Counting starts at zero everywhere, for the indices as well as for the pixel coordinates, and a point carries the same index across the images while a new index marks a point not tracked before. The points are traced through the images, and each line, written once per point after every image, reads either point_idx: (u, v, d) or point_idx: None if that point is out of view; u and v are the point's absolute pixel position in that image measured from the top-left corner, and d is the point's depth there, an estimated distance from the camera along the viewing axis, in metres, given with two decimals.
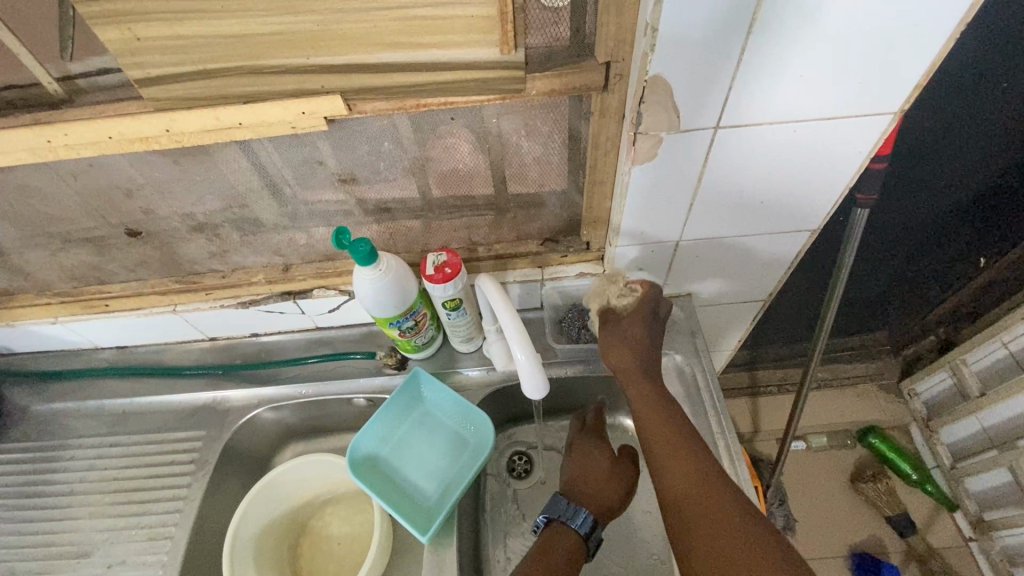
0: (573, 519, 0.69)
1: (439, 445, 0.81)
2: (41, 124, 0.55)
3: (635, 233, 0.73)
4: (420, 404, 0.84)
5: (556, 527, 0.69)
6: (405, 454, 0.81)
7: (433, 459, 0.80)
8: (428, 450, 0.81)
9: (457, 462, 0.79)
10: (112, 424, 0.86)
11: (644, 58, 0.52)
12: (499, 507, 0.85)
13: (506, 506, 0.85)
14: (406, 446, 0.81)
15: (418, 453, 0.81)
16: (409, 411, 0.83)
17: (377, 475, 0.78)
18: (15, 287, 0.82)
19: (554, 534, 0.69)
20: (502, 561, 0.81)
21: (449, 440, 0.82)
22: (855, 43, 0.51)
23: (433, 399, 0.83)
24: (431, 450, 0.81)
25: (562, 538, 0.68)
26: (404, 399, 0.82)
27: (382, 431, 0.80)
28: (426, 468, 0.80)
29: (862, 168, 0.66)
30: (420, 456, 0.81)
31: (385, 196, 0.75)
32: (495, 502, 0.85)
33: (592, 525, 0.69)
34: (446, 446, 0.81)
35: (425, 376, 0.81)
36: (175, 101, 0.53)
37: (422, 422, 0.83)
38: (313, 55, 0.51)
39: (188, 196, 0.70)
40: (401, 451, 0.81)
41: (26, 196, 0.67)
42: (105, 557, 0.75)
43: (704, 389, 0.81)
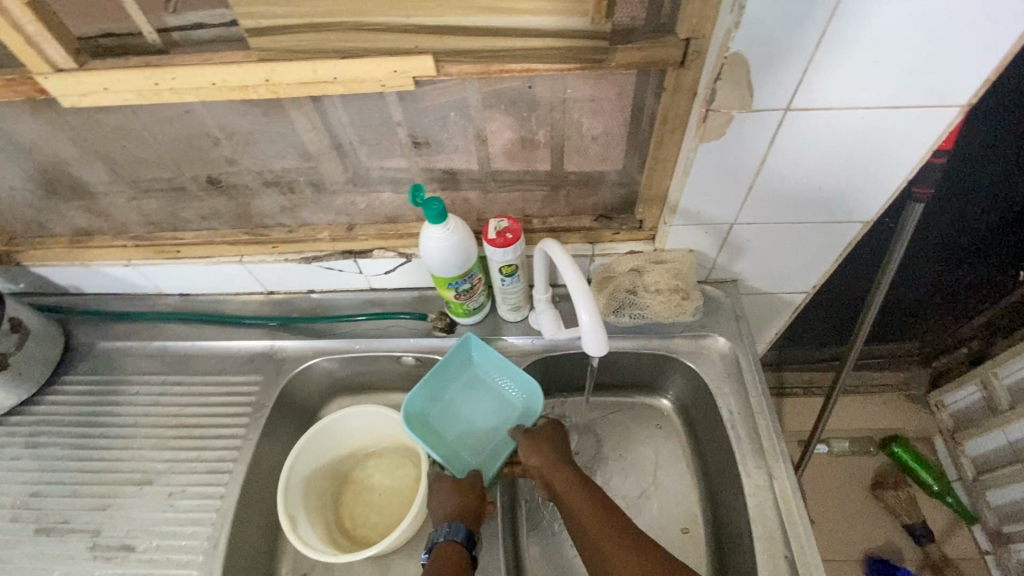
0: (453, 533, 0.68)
1: (489, 408, 0.84)
2: (152, 67, 0.59)
3: (690, 212, 0.75)
4: (468, 368, 0.86)
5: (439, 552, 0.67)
6: (456, 413, 0.84)
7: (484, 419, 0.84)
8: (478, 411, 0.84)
9: (508, 425, 0.83)
10: (174, 365, 0.91)
11: (726, 35, 0.54)
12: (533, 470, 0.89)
13: None
14: (457, 407, 0.84)
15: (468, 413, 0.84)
16: (458, 374, 0.85)
17: (428, 432, 0.81)
18: (95, 228, 0.87)
19: (444, 556, 0.66)
20: (534, 521, 0.84)
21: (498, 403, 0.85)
22: (934, 32, 0.53)
23: (482, 364, 0.86)
24: (481, 411, 0.84)
25: (455, 556, 0.66)
26: (455, 364, 0.84)
27: (433, 394, 0.83)
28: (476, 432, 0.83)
29: (921, 162, 0.67)
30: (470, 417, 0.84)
31: (452, 164, 0.78)
32: None
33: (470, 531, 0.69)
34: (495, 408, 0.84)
35: (475, 342, 0.84)
36: (279, 52, 0.57)
37: (473, 385, 0.86)
38: (414, 15, 0.54)
39: (269, 149, 0.74)
40: (451, 413, 0.84)
41: (122, 137, 0.72)
42: (165, 487, 0.80)
43: (746, 371, 0.83)
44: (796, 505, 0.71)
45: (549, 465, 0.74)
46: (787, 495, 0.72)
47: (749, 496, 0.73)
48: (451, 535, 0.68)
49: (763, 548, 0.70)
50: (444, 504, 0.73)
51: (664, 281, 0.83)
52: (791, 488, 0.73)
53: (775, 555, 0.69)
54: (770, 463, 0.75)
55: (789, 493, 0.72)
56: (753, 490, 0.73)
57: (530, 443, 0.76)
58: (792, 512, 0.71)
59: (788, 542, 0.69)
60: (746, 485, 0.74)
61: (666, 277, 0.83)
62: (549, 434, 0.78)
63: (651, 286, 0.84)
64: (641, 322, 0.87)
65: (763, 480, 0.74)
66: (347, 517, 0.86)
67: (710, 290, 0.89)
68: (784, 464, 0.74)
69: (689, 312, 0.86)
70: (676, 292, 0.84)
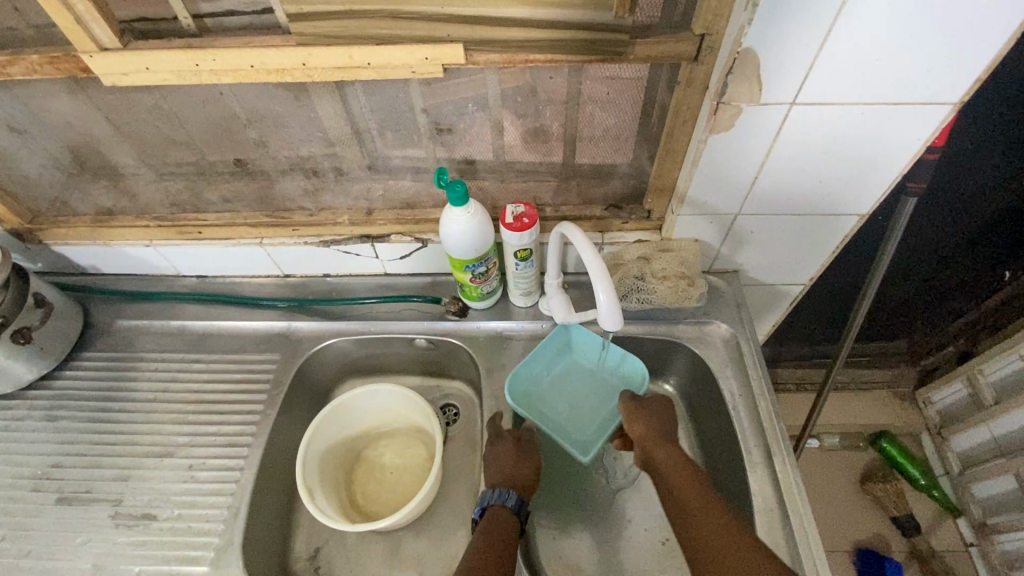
0: (505, 499, 0.71)
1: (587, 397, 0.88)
2: (193, 48, 0.62)
3: (698, 203, 0.79)
4: (570, 352, 0.91)
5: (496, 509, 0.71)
6: (558, 402, 0.88)
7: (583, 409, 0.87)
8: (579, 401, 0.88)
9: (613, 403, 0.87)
10: (192, 343, 0.93)
11: (740, 31, 0.58)
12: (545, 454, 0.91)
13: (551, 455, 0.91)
14: (560, 389, 0.89)
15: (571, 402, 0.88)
16: (560, 357, 0.90)
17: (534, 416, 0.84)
18: (119, 208, 0.89)
19: (495, 517, 0.70)
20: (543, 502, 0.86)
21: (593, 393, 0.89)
22: (930, 33, 0.57)
23: (581, 346, 0.90)
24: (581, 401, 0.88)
25: (505, 519, 0.70)
26: (557, 345, 0.89)
27: (535, 373, 0.87)
28: (580, 411, 0.87)
29: (915, 158, 0.72)
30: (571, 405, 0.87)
31: (472, 152, 0.82)
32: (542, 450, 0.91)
33: (521, 502, 0.72)
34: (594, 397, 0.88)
35: (577, 326, 0.87)
36: (316, 37, 0.60)
37: (572, 368, 0.91)
38: (448, 5, 0.58)
39: (296, 133, 0.77)
40: (553, 394, 0.88)
41: (155, 118, 0.75)
42: (184, 460, 0.82)
43: (747, 355, 0.86)
44: (795, 482, 0.75)
45: (652, 433, 0.76)
46: (786, 473, 0.76)
47: (751, 474, 0.76)
48: (504, 501, 0.71)
49: (764, 522, 0.73)
50: (496, 466, 0.77)
51: (671, 267, 0.87)
52: (789, 467, 0.76)
53: (773, 528, 0.73)
54: (769, 443, 0.78)
55: (788, 471, 0.76)
56: (754, 468, 0.77)
57: (634, 410, 0.78)
58: (791, 488, 0.75)
59: (787, 516, 0.73)
60: (748, 464, 0.77)
61: (673, 265, 0.87)
62: (655, 407, 0.79)
63: (658, 273, 0.87)
64: (647, 307, 0.90)
65: (763, 459, 0.78)
66: (359, 494, 0.89)
67: (713, 279, 0.94)
68: (784, 444, 0.78)
69: (694, 300, 0.89)
70: (682, 278, 0.87)
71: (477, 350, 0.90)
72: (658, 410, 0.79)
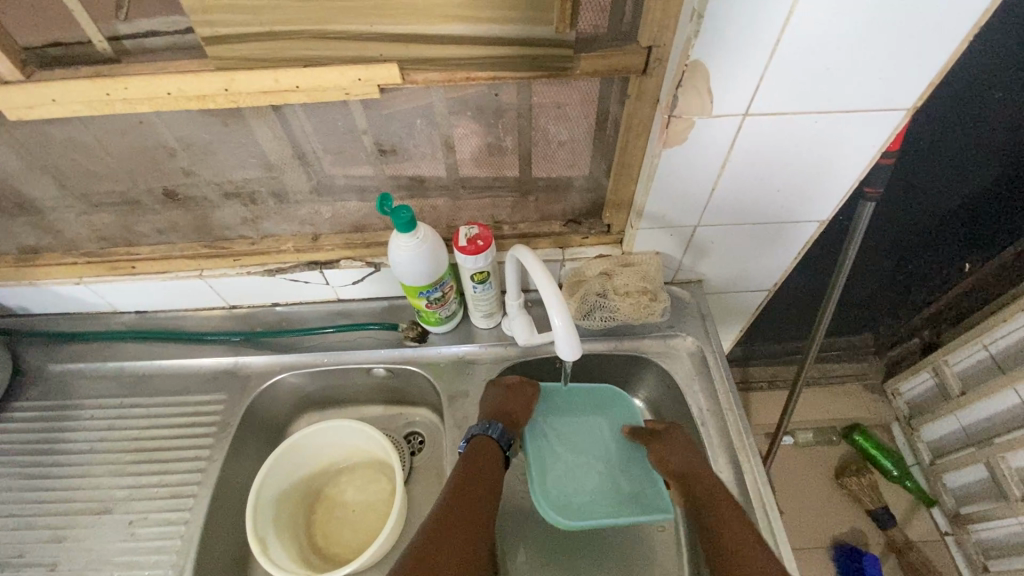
0: (488, 429, 0.73)
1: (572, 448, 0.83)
2: (101, 77, 0.57)
3: (656, 216, 0.77)
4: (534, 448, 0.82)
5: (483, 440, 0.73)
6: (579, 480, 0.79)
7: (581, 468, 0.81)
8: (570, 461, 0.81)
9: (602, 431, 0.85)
10: (131, 386, 0.87)
11: (687, 43, 0.56)
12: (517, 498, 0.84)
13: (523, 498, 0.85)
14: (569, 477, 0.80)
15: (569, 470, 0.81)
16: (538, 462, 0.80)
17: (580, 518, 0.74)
18: (42, 245, 0.83)
19: (478, 448, 0.72)
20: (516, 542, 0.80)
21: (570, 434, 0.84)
22: (879, 40, 0.55)
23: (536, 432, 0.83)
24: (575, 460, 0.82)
25: (488, 449, 0.72)
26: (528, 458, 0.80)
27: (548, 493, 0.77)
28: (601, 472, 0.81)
29: (872, 162, 0.70)
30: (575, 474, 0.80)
31: (419, 171, 0.77)
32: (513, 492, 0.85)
33: (505, 432, 0.74)
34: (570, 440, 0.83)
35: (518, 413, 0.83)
36: (238, 61, 0.56)
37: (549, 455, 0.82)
38: (377, 23, 0.53)
39: (229, 160, 0.72)
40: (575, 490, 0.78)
41: (71, 149, 0.69)
42: (125, 515, 0.76)
43: (713, 368, 0.85)
44: (766, 499, 0.73)
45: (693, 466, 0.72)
46: (757, 488, 0.74)
47: None
48: (486, 430, 0.73)
49: None
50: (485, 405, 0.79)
51: (633, 283, 0.84)
52: (760, 482, 0.74)
53: None
54: (740, 458, 0.76)
55: (759, 487, 0.74)
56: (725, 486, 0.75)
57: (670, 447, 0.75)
58: (762, 503, 0.73)
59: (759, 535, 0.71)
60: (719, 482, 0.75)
61: (635, 280, 0.84)
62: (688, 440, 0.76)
63: (620, 289, 0.84)
64: (611, 325, 0.87)
65: (733, 476, 0.76)
66: (320, 535, 0.84)
67: (676, 290, 0.92)
68: (753, 459, 0.76)
69: (658, 314, 0.87)
70: (644, 294, 0.85)
71: (438, 376, 0.86)
72: (681, 442, 0.76)
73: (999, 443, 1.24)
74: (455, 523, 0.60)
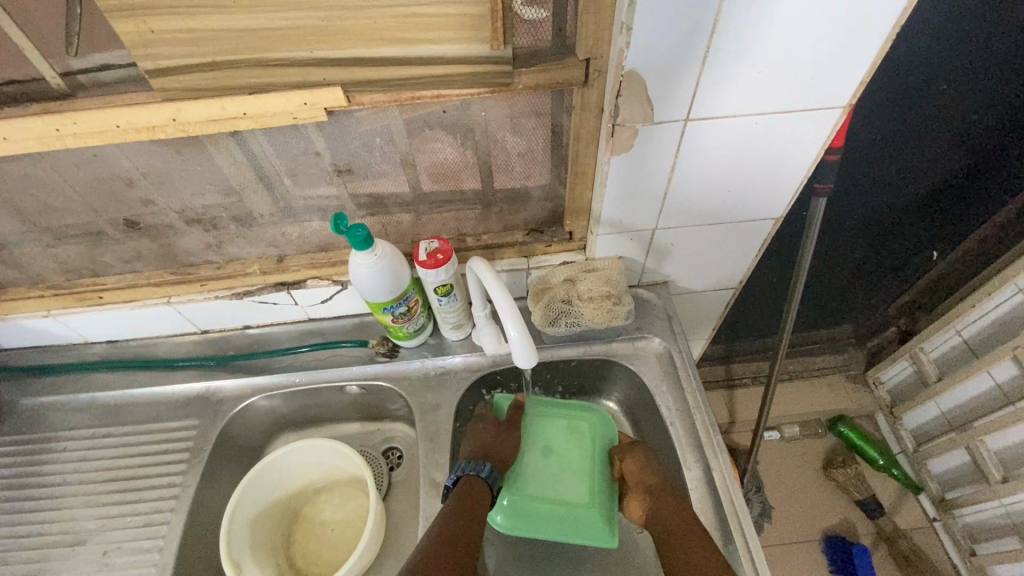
0: (478, 471, 0.73)
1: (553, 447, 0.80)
2: (51, 114, 0.58)
3: (614, 221, 0.79)
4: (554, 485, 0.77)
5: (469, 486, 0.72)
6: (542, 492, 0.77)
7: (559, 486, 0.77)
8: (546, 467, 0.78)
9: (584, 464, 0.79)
10: (104, 416, 0.87)
11: (620, 55, 0.58)
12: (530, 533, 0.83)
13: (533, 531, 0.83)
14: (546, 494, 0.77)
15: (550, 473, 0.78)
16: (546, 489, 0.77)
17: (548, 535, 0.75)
18: (8, 280, 0.83)
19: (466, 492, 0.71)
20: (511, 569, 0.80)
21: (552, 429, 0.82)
22: (808, 43, 0.57)
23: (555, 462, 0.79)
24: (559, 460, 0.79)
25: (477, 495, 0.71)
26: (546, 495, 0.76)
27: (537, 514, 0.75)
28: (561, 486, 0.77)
29: (817, 159, 0.72)
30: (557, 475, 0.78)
31: (378, 189, 0.78)
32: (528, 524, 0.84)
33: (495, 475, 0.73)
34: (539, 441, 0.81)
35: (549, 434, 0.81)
36: (183, 91, 0.57)
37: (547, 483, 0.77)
38: (318, 49, 0.55)
39: (188, 188, 0.73)
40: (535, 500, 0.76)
41: (28, 184, 0.70)
42: (101, 544, 0.77)
43: (680, 369, 0.85)
44: (735, 495, 0.74)
45: (651, 483, 0.75)
46: (726, 485, 0.75)
47: (690, 490, 0.76)
48: (478, 473, 0.72)
49: None
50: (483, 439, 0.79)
51: (596, 288, 0.85)
52: (728, 478, 0.75)
53: (715, 544, 0.72)
54: (707, 455, 0.78)
55: (726, 484, 0.75)
56: (694, 483, 0.77)
57: (634, 466, 0.78)
58: (731, 498, 0.74)
59: (728, 531, 0.72)
60: (687, 480, 0.77)
61: (598, 285, 0.85)
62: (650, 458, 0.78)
63: (584, 295, 0.86)
64: (577, 329, 0.89)
65: (702, 474, 0.77)
66: (299, 555, 0.84)
67: (642, 292, 0.93)
68: (720, 456, 0.77)
69: (622, 317, 0.88)
70: (607, 298, 0.87)
71: (410, 391, 0.87)
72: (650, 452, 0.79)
73: (978, 426, 1.25)
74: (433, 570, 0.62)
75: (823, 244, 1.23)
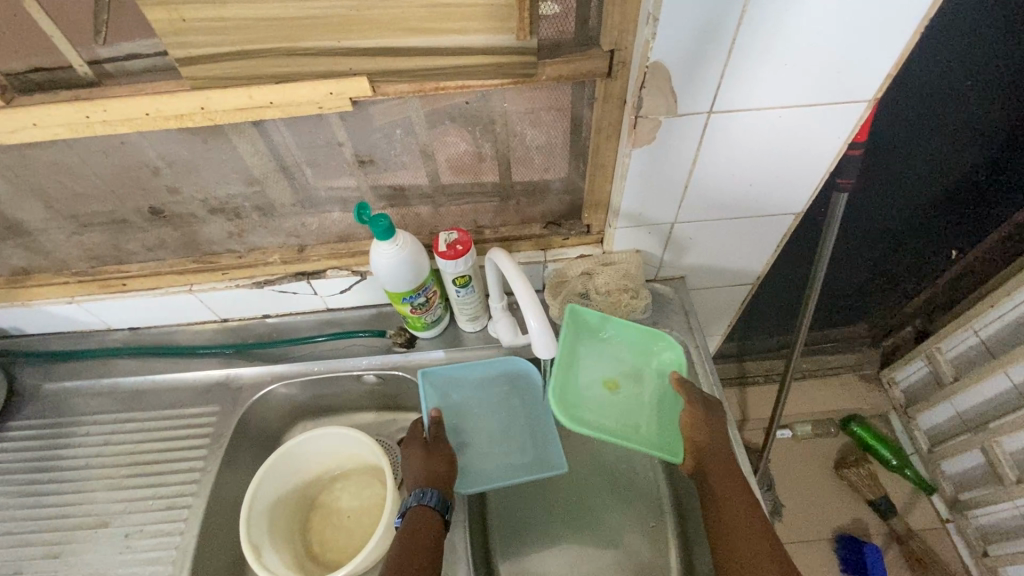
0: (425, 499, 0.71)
1: (621, 383, 0.82)
2: (82, 101, 0.59)
3: (633, 214, 0.79)
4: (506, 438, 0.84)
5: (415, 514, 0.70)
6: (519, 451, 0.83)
7: (497, 410, 0.86)
8: (620, 404, 0.80)
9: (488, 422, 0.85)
10: (126, 401, 0.89)
11: (646, 46, 0.58)
12: (534, 511, 0.86)
13: (539, 505, 0.87)
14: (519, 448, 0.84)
15: (597, 401, 0.79)
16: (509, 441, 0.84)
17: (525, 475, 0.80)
18: (34, 266, 0.85)
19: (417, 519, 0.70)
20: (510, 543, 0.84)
21: (607, 362, 0.83)
22: (838, 35, 0.57)
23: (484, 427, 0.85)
24: (587, 379, 0.81)
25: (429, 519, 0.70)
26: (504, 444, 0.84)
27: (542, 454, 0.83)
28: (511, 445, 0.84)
29: (840, 153, 0.72)
30: (588, 397, 0.80)
31: (399, 180, 0.78)
32: (532, 500, 0.87)
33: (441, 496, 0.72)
34: (651, 395, 0.80)
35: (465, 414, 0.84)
36: (212, 80, 0.58)
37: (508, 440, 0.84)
38: (345, 39, 0.56)
39: (211, 177, 0.74)
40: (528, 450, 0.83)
41: (56, 172, 0.71)
42: (123, 527, 0.79)
43: (698, 365, 0.86)
44: (751, 491, 0.74)
45: (712, 445, 0.73)
46: (742, 481, 0.76)
47: None
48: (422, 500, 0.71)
49: None
50: (421, 465, 0.76)
51: (614, 282, 0.85)
52: (744, 473, 0.76)
53: None
54: None
55: (743, 481, 0.75)
56: None
57: (693, 420, 0.74)
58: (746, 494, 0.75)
59: None
60: None
61: (616, 278, 0.85)
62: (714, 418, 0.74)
63: (601, 288, 0.86)
64: None
65: None
66: (315, 543, 0.85)
67: (659, 287, 0.93)
68: (738, 451, 0.77)
69: (640, 310, 0.88)
70: (625, 291, 0.86)
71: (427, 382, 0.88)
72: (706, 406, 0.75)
73: (994, 427, 1.24)
74: None
75: (840, 241, 1.22)
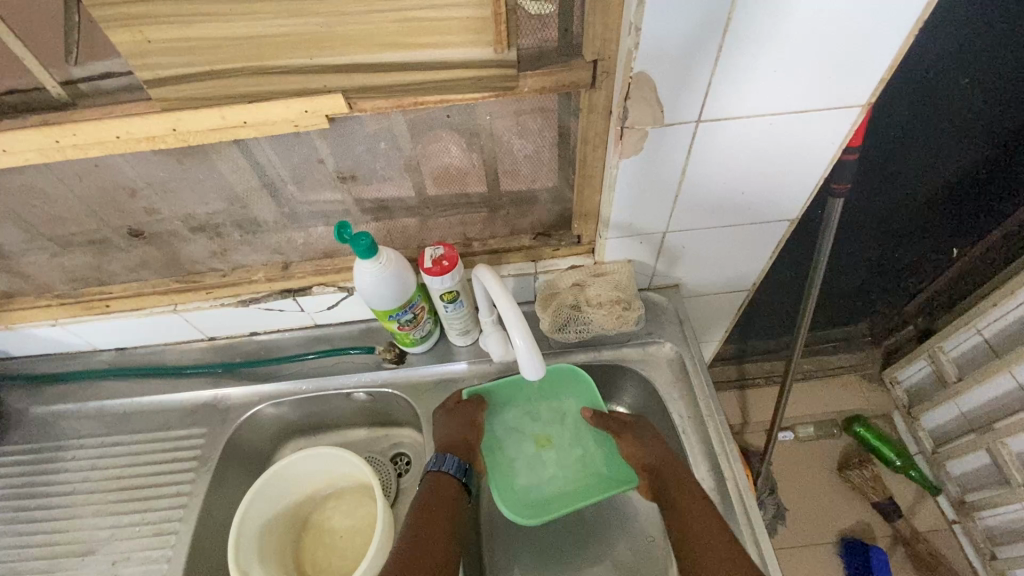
0: (442, 464, 0.75)
1: (545, 444, 0.86)
2: (50, 125, 0.57)
3: (624, 224, 0.77)
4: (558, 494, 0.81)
5: (434, 477, 0.74)
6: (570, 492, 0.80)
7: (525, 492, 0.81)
8: (555, 461, 0.84)
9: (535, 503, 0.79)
10: (113, 424, 0.88)
11: (629, 55, 0.56)
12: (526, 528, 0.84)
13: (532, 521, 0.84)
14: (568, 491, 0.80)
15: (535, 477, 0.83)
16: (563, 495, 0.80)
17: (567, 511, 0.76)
18: (15, 289, 0.83)
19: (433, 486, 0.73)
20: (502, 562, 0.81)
21: (523, 428, 0.87)
22: (828, 41, 0.55)
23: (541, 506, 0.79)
24: (517, 452, 0.85)
25: (444, 486, 0.73)
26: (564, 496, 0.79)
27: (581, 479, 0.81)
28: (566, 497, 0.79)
29: (835, 159, 0.70)
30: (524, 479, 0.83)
31: (382, 194, 0.77)
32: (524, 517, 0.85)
33: (461, 464, 0.75)
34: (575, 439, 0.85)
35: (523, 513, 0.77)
36: (183, 101, 0.57)
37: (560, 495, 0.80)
38: (318, 56, 0.54)
39: (191, 196, 0.73)
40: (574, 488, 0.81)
41: (31, 195, 0.69)
42: (110, 554, 0.77)
43: (693, 374, 0.84)
44: (750, 504, 0.72)
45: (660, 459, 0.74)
46: (741, 496, 0.73)
47: None
48: (440, 465, 0.75)
49: None
50: (441, 431, 0.79)
51: (606, 293, 0.84)
52: (741, 485, 0.74)
53: None
54: (721, 463, 0.76)
55: (740, 493, 0.73)
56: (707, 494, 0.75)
57: (634, 445, 0.78)
58: (746, 514, 0.72)
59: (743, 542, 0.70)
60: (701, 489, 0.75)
61: (608, 289, 0.84)
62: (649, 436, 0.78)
63: (594, 300, 0.84)
64: (587, 335, 0.87)
65: (716, 483, 0.75)
66: (309, 563, 0.84)
67: (653, 296, 0.92)
68: (735, 464, 0.75)
69: (633, 323, 0.86)
70: (618, 303, 0.84)
71: (418, 398, 0.86)
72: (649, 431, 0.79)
73: (999, 428, 1.21)
74: (414, 545, 0.65)
75: (838, 241, 1.20)
